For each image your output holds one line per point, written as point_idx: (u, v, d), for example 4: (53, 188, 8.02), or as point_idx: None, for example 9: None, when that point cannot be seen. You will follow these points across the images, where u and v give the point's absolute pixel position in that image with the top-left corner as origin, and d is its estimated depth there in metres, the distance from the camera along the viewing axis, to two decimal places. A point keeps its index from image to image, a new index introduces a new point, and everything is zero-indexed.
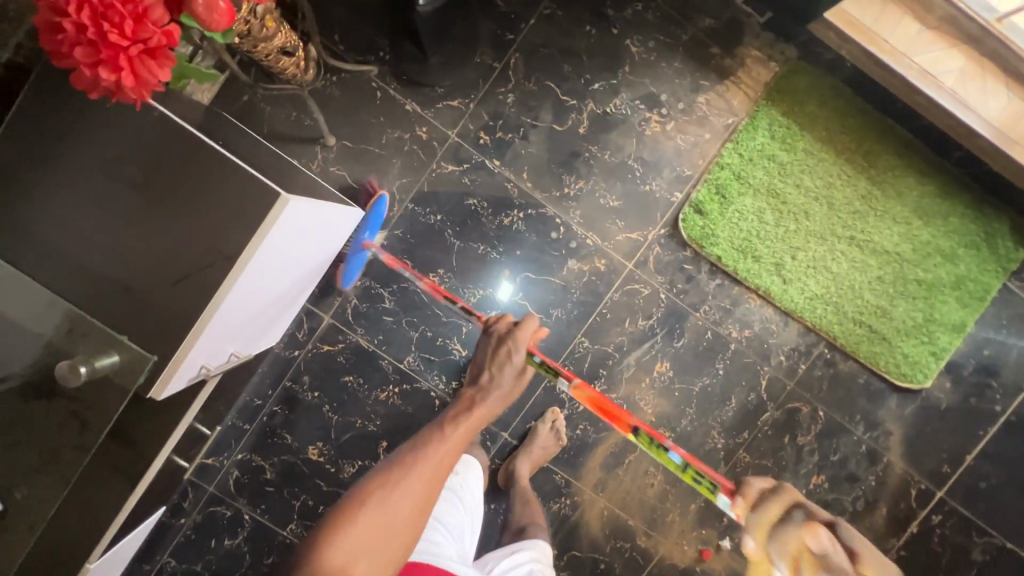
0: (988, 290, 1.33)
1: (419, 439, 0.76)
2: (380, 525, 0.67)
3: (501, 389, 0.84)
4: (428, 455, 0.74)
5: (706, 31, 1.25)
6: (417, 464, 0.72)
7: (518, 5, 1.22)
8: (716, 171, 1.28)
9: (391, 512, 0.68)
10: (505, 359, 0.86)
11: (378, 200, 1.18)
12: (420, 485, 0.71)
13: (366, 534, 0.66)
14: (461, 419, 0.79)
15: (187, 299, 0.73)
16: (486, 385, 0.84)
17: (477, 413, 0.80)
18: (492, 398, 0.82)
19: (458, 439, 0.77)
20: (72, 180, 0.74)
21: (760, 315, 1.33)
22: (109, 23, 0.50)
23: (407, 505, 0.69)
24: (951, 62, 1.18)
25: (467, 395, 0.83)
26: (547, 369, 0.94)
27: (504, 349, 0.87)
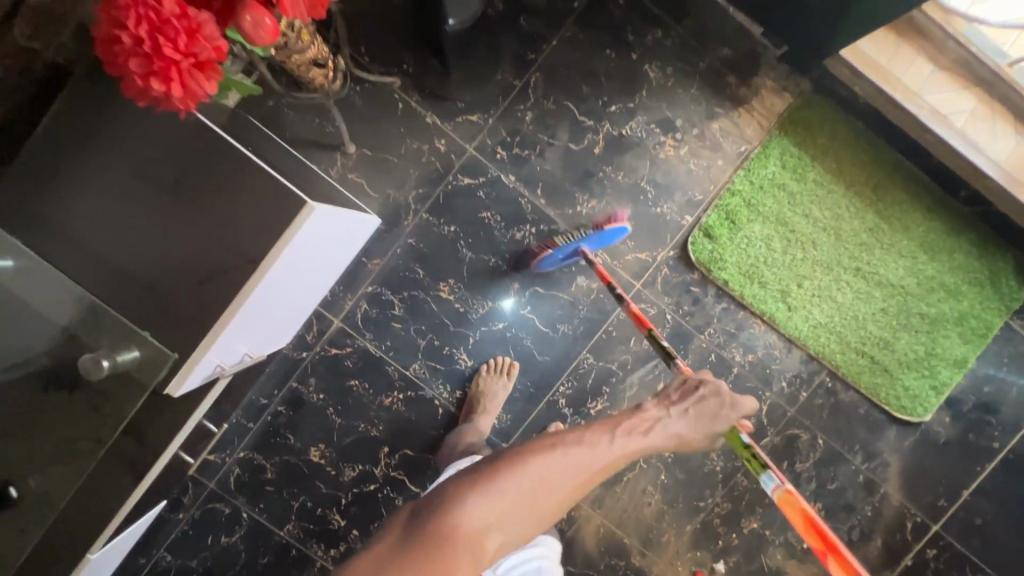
0: (990, 328, 1.34)
1: (583, 434, 0.71)
2: (521, 508, 0.64)
3: (688, 428, 0.80)
4: (588, 456, 0.69)
5: (723, 60, 1.28)
6: (577, 459, 0.68)
7: (541, 26, 1.25)
8: (726, 197, 1.30)
9: (539, 499, 0.65)
10: (713, 413, 0.82)
11: (619, 227, 1.20)
12: (573, 483, 0.67)
13: (507, 510, 0.63)
14: (634, 438, 0.74)
15: (209, 299, 0.75)
16: (673, 414, 0.80)
17: (655, 437, 0.76)
18: (674, 428, 0.79)
19: (622, 457, 0.72)
20: (106, 180, 0.77)
21: (764, 341, 1.35)
22: (163, 36, 0.49)
23: (555, 498, 0.66)
24: (961, 103, 1.21)
25: (647, 413, 0.79)
26: (753, 457, 0.83)
27: (701, 398, 0.83)
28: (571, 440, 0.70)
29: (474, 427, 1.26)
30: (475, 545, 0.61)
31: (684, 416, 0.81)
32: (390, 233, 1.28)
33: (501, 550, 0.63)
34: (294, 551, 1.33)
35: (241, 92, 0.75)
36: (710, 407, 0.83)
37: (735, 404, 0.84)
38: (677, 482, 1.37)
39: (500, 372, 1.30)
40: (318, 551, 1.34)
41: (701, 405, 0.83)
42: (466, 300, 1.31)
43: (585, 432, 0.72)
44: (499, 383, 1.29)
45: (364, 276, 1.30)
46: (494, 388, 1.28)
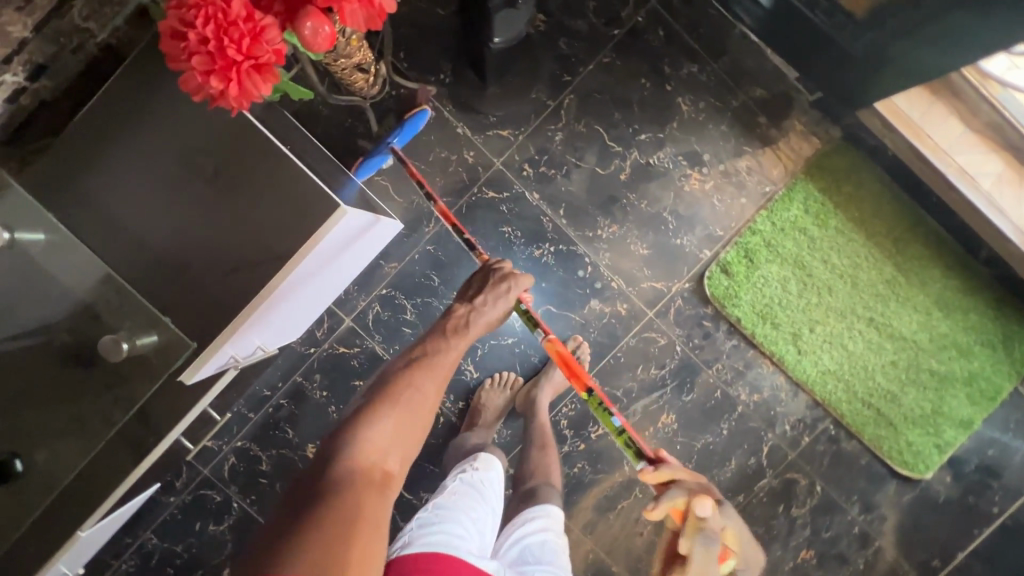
0: (998, 391, 1.34)
1: (430, 350, 0.94)
2: (399, 427, 0.81)
3: (494, 309, 0.99)
4: (439, 365, 0.92)
5: (757, 100, 1.28)
6: (431, 368, 0.90)
7: (580, 49, 1.26)
8: (747, 235, 1.30)
9: (408, 415, 0.83)
10: (503, 292, 1.00)
11: (419, 112, 1.16)
12: (431, 389, 0.88)
13: (392, 435, 0.80)
14: (460, 334, 0.96)
15: (235, 292, 0.76)
16: (481, 306, 0.99)
17: (472, 330, 0.97)
18: (488, 315, 0.99)
19: (461, 349, 0.96)
20: (146, 163, 0.78)
21: (771, 382, 1.34)
22: (228, 36, 0.50)
23: (426, 408, 0.86)
24: (991, 165, 1.21)
25: (464, 310, 0.99)
26: (529, 318, 1.07)
27: (503, 286, 1.01)
28: (425, 360, 0.92)
29: (476, 436, 1.25)
30: (384, 464, 0.77)
31: (489, 308, 0.99)
32: (410, 238, 1.29)
33: (404, 462, 0.81)
34: None
35: (295, 95, 0.76)
36: (501, 286, 1.01)
37: (511, 280, 1.02)
38: None
39: (505, 386, 1.29)
40: None
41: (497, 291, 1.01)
42: None
43: (423, 350, 0.93)
44: (502, 397, 1.28)
45: (379, 278, 1.30)
46: (497, 402, 1.28)
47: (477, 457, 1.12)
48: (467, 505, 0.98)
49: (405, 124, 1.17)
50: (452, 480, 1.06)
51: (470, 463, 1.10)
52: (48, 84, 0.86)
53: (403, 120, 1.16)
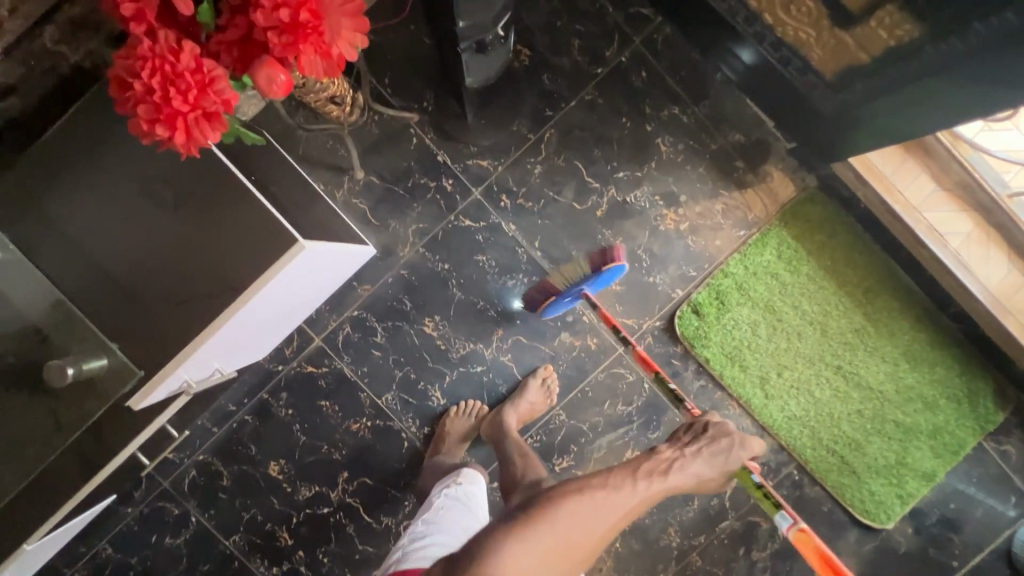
0: (963, 446, 1.34)
1: (610, 481, 0.81)
2: (558, 553, 0.74)
3: (707, 468, 0.90)
4: (621, 501, 0.80)
5: (735, 144, 1.30)
6: (598, 505, 0.78)
7: (563, 85, 1.28)
8: (719, 278, 1.31)
9: (569, 547, 0.74)
10: (721, 450, 0.92)
11: (618, 267, 1.15)
12: (600, 528, 0.78)
13: (540, 559, 0.72)
14: (653, 481, 0.84)
15: (188, 319, 0.76)
16: (690, 455, 0.89)
17: (669, 480, 0.85)
18: (697, 470, 0.88)
19: (647, 496, 0.82)
20: (107, 187, 0.78)
21: (737, 424, 1.35)
22: (175, 88, 0.51)
23: (587, 543, 0.76)
24: (959, 224, 1.22)
25: (669, 454, 0.88)
26: (769, 498, 0.96)
27: (722, 442, 0.93)
28: (605, 489, 0.80)
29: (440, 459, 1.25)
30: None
31: (699, 459, 0.90)
32: (384, 261, 1.30)
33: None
34: (236, 564, 1.31)
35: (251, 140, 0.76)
36: (722, 445, 0.93)
37: (744, 443, 0.94)
38: (632, 553, 1.35)
39: (469, 415, 1.29)
40: (261, 567, 1.32)
41: (712, 444, 0.92)
42: (448, 338, 1.31)
43: (611, 477, 0.82)
44: (465, 424, 1.28)
45: (351, 299, 1.31)
46: (459, 430, 1.27)
47: (460, 473, 1.14)
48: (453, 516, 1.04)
49: (601, 274, 1.18)
50: (436, 497, 1.10)
51: (453, 478, 1.13)
52: (16, 103, 0.86)
53: (600, 269, 1.16)
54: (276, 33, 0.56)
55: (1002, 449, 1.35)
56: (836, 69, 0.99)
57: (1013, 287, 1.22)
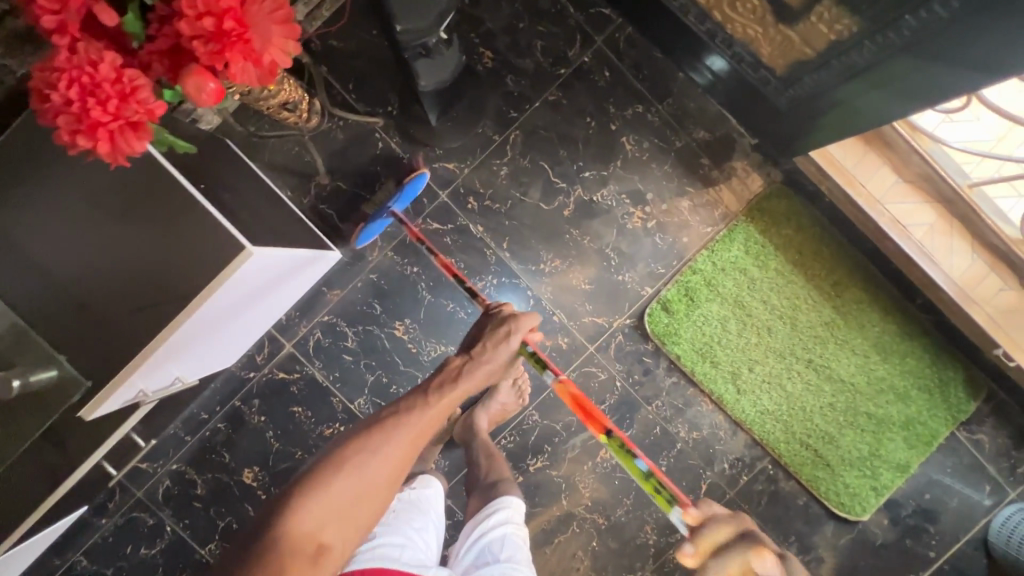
0: (935, 436, 1.35)
1: (399, 407, 0.85)
2: (351, 499, 0.74)
3: (489, 364, 0.93)
4: (414, 421, 0.83)
5: (700, 142, 1.30)
6: (398, 429, 0.81)
7: (526, 87, 1.28)
8: (687, 274, 1.32)
9: (369, 491, 0.76)
10: (504, 337, 0.95)
11: (418, 177, 1.18)
12: (405, 445, 0.80)
13: (342, 500, 0.73)
14: (442, 394, 0.87)
15: (140, 328, 0.76)
16: (477, 356, 0.93)
17: (452, 394, 0.88)
18: (482, 370, 0.92)
19: (442, 407, 0.86)
20: (55, 197, 0.77)
21: (710, 420, 1.35)
22: (95, 99, 0.51)
23: (388, 476, 0.78)
24: (923, 216, 1.23)
25: (456, 365, 0.92)
26: (537, 361, 1.03)
27: (502, 330, 0.96)
28: (393, 417, 0.83)
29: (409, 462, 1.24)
30: (317, 540, 0.70)
31: (489, 357, 0.93)
32: (353, 266, 1.30)
33: (345, 539, 0.73)
34: None
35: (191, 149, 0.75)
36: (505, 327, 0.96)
37: (518, 322, 0.96)
38: (609, 551, 1.35)
39: None
40: None
41: (495, 334, 0.95)
42: (419, 341, 1.31)
43: (401, 404, 0.86)
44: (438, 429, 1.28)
45: (321, 305, 1.31)
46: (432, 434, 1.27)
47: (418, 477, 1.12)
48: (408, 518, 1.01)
49: (404, 188, 1.19)
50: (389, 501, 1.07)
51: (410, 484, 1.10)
52: None
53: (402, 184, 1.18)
54: (201, 42, 0.56)
55: (975, 439, 1.35)
56: (786, 64, 0.99)
57: (978, 277, 1.23)
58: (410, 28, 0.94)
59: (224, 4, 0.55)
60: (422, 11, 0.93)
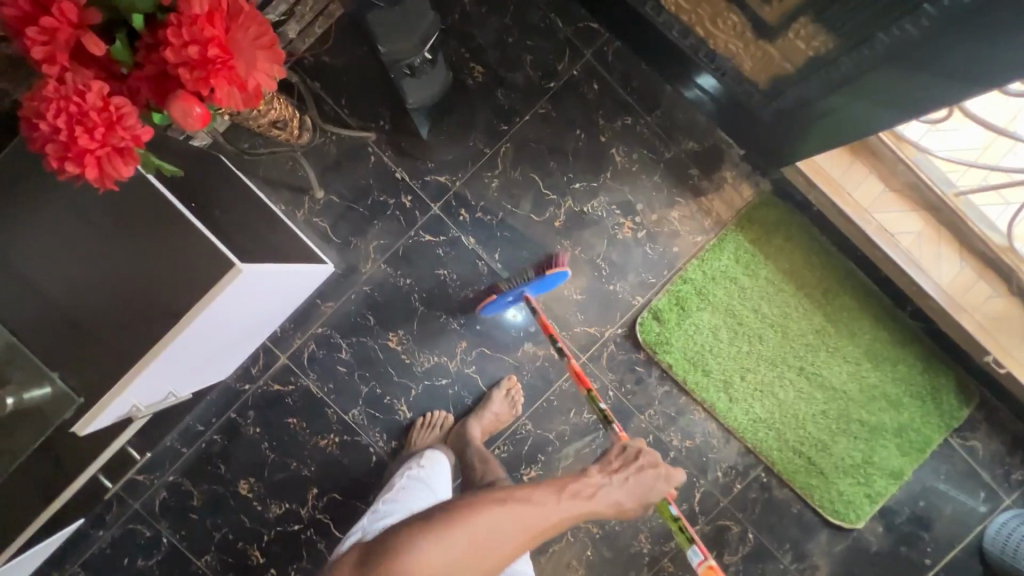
0: (928, 443, 1.35)
1: (535, 494, 0.81)
2: (464, 553, 0.72)
3: (621, 492, 0.89)
4: (545, 516, 0.80)
5: (688, 152, 1.32)
6: (520, 510, 0.78)
7: (516, 100, 1.30)
8: (678, 283, 1.33)
9: (484, 553, 0.74)
10: (642, 475, 0.93)
11: (560, 273, 1.21)
12: (526, 532, 0.77)
13: (464, 555, 0.72)
14: (568, 503, 0.82)
15: (129, 344, 0.78)
16: (614, 480, 0.90)
17: (595, 503, 0.86)
18: (613, 497, 0.88)
19: (569, 514, 0.82)
20: (44, 216, 0.79)
21: (703, 429, 1.35)
22: (82, 127, 0.53)
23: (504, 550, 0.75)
24: (909, 224, 1.24)
25: (597, 477, 0.89)
26: (682, 529, 0.98)
27: (647, 482, 0.93)
28: (527, 496, 0.80)
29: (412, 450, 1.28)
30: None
31: (621, 480, 0.91)
32: (346, 279, 1.31)
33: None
34: None
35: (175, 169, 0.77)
36: (647, 477, 0.93)
37: (667, 476, 0.94)
38: (603, 560, 1.36)
39: (434, 426, 1.30)
40: None
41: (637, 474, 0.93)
42: (412, 351, 1.33)
43: (537, 489, 0.82)
44: (431, 437, 1.29)
45: (316, 316, 1.32)
46: (427, 441, 1.28)
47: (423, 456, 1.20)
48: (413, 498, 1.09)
49: (543, 278, 1.23)
50: (398, 478, 1.15)
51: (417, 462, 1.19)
52: None
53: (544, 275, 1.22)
54: (187, 70, 0.58)
55: (968, 445, 1.35)
56: (768, 79, 0.99)
57: (966, 284, 1.24)
58: (392, 49, 1.04)
59: (208, 33, 0.56)
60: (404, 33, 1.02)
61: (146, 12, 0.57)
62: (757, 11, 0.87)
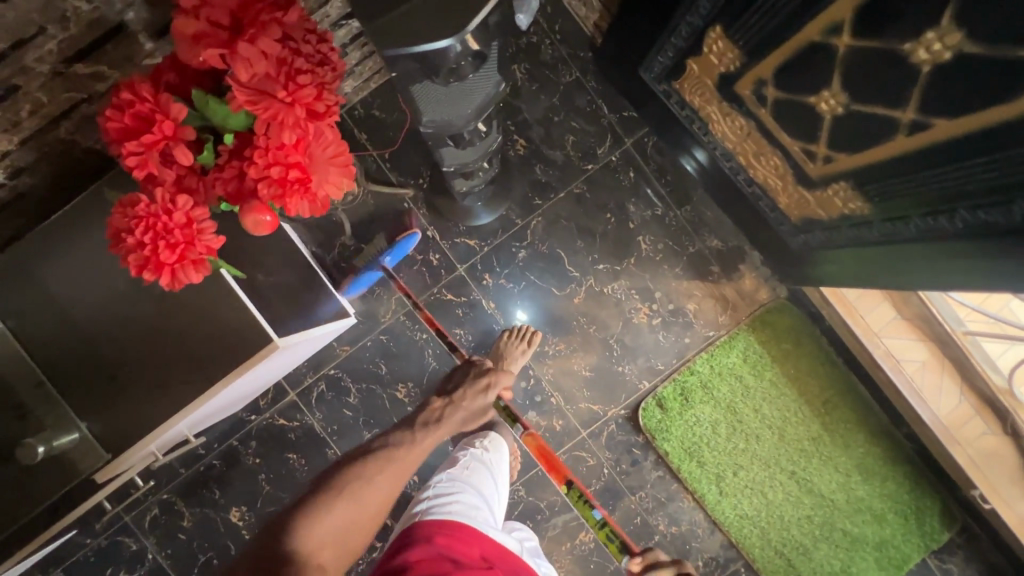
0: (906, 561, 1.36)
1: (382, 443, 0.89)
2: (345, 521, 0.74)
3: (470, 403, 1.05)
4: (401, 454, 0.87)
5: (711, 250, 1.35)
6: (384, 460, 0.84)
7: (553, 176, 1.34)
8: (685, 374, 1.36)
9: (365, 506, 0.77)
10: (483, 388, 1.08)
11: (410, 235, 1.27)
12: (394, 478, 0.83)
13: (337, 522, 0.73)
14: (428, 430, 0.94)
15: (161, 404, 0.81)
16: (456, 400, 1.04)
17: (449, 422, 0.98)
18: (466, 407, 1.04)
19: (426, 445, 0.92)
20: (100, 267, 0.83)
21: (690, 517, 1.37)
22: (164, 242, 0.59)
23: (384, 490, 0.81)
24: (916, 353, 1.28)
25: (439, 403, 1.03)
26: (510, 414, 1.34)
27: (483, 383, 1.08)
28: (374, 452, 0.86)
29: None
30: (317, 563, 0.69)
31: (470, 401, 1.05)
32: (365, 325, 1.34)
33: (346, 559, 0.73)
34: None
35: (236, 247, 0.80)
36: (489, 377, 1.11)
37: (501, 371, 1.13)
38: None
39: (522, 338, 1.30)
40: None
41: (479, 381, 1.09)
42: (417, 404, 1.35)
43: (387, 442, 0.89)
44: (518, 349, 1.29)
45: (331, 358, 1.35)
46: (513, 352, 1.28)
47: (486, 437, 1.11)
48: (481, 481, 1.01)
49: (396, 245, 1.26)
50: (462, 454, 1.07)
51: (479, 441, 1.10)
52: None
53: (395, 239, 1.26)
54: (266, 185, 0.60)
55: (945, 568, 1.36)
56: (801, 214, 1.02)
57: (963, 419, 1.27)
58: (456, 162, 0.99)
59: (292, 158, 0.60)
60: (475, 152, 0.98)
61: (236, 129, 0.61)
62: (802, 162, 0.91)
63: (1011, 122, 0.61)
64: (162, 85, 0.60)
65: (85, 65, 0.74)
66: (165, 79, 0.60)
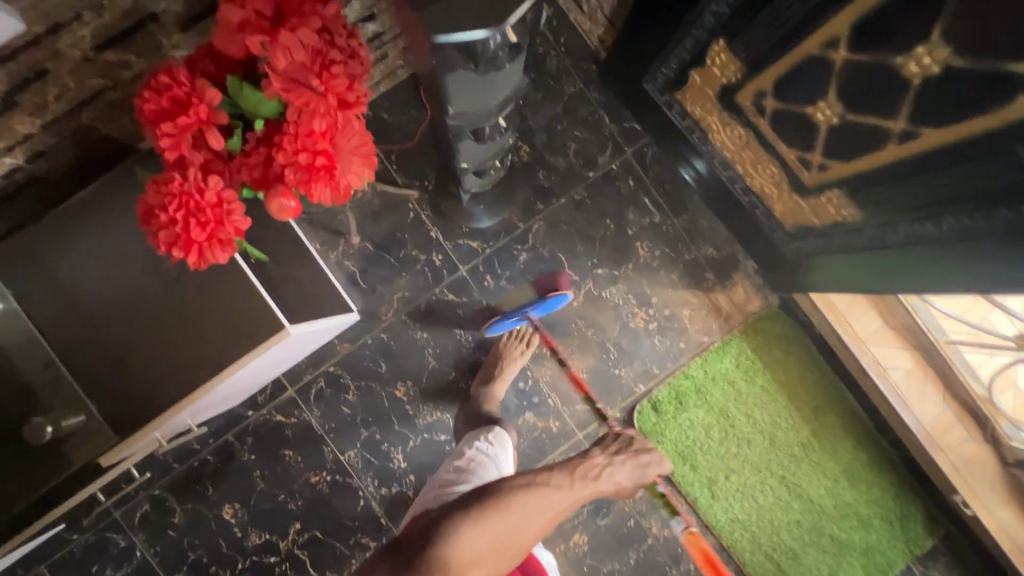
0: (892, 566, 1.39)
1: (549, 480, 0.77)
2: (497, 543, 0.71)
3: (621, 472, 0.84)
4: (558, 498, 0.76)
5: (706, 257, 1.40)
6: (544, 498, 0.75)
7: (556, 182, 1.38)
8: (680, 378, 1.39)
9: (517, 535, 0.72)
10: (643, 464, 0.87)
11: (560, 295, 1.31)
12: (549, 519, 0.75)
13: (486, 544, 0.71)
14: (588, 482, 0.80)
15: (169, 388, 0.82)
16: (613, 463, 0.84)
17: (599, 484, 0.81)
18: (617, 478, 0.84)
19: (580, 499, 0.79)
20: (114, 251, 0.84)
21: (682, 520, 1.39)
22: (196, 222, 0.61)
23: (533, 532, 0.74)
24: (902, 361, 1.33)
25: (597, 457, 0.83)
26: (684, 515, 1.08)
27: (644, 458, 0.88)
28: (542, 486, 0.75)
29: (491, 394, 1.28)
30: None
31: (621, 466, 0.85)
32: (366, 323, 1.35)
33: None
34: None
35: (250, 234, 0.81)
36: (644, 459, 0.88)
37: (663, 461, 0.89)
38: None
39: (522, 340, 1.33)
40: None
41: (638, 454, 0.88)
42: (417, 404, 1.36)
43: (551, 477, 0.77)
44: (518, 350, 1.32)
45: (331, 355, 1.36)
46: (514, 354, 1.31)
47: (491, 432, 1.13)
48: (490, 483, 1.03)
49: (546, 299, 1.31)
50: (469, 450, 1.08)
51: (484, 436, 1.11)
52: None
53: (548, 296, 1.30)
54: (293, 171, 0.63)
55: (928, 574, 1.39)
56: (794, 222, 1.06)
57: (945, 426, 1.32)
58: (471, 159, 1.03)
59: (319, 145, 0.62)
60: (487, 150, 1.01)
61: (266, 116, 0.64)
62: (797, 171, 0.96)
63: (991, 131, 0.66)
64: (199, 73, 0.63)
65: (112, 53, 0.77)
66: (202, 68, 0.64)
